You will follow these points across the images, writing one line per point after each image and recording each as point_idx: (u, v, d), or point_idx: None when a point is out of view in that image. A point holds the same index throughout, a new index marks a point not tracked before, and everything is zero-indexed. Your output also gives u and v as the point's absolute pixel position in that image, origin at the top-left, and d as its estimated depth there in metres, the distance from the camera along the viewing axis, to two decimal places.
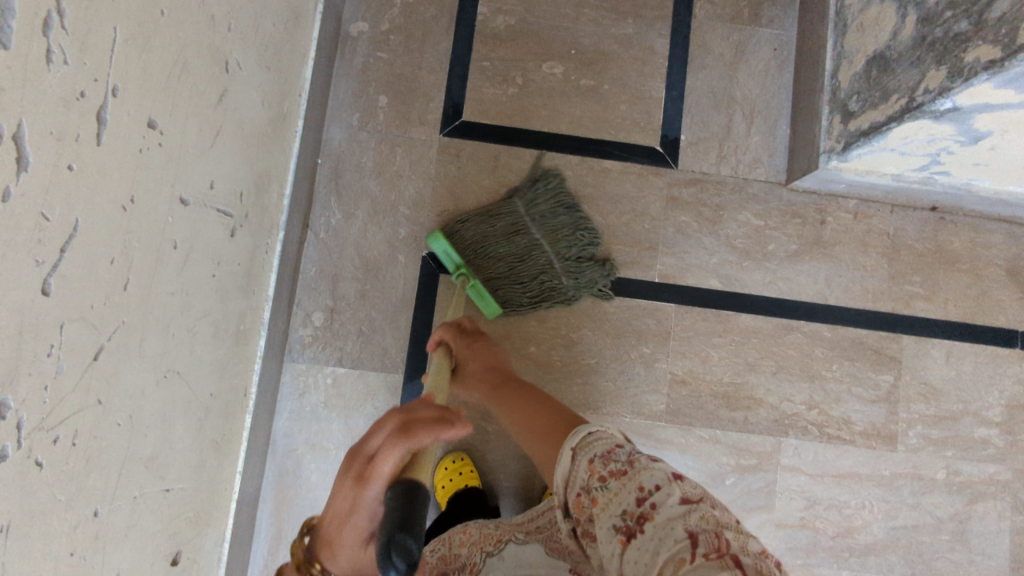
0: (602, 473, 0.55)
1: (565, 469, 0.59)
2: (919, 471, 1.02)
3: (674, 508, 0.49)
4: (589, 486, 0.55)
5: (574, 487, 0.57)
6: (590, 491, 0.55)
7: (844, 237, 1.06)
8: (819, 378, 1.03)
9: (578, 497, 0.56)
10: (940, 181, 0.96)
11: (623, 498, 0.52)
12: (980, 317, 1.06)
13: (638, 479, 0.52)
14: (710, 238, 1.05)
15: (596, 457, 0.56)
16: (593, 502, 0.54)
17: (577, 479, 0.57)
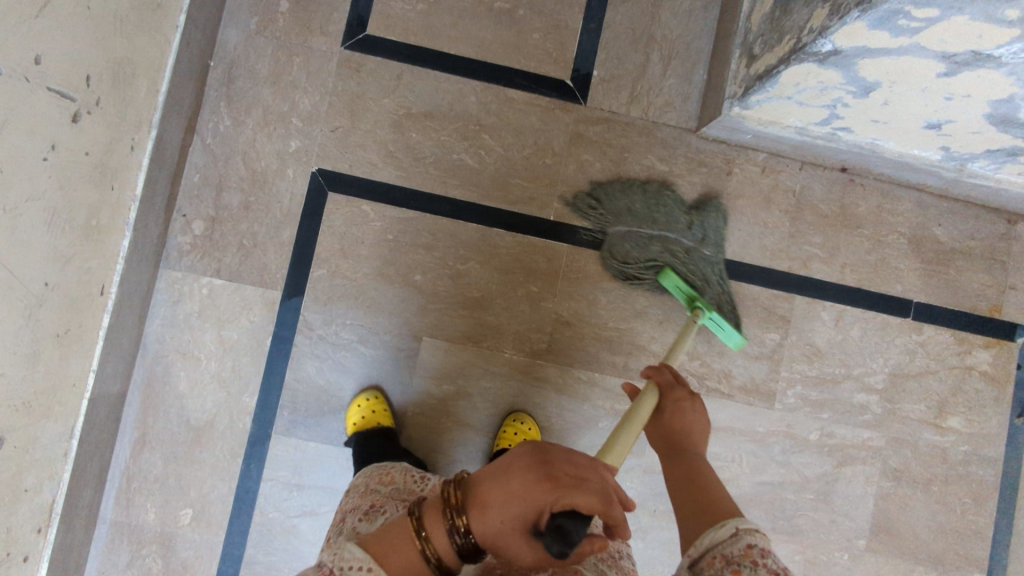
0: (755, 557, 0.51)
1: (720, 536, 0.54)
2: (792, 430, 1.03)
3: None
4: (736, 559, 0.51)
5: (712, 548, 0.53)
6: (732, 563, 0.51)
7: (748, 191, 1.04)
8: (705, 330, 1.03)
9: (715, 558, 0.52)
10: (843, 138, 0.93)
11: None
12: (877, 284, 1.05)
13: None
14: (611, 180, 1.03)
15: (756, 545, 0.52)
16: (733, 571, 0.50)
17: (724, 545, 0.53)
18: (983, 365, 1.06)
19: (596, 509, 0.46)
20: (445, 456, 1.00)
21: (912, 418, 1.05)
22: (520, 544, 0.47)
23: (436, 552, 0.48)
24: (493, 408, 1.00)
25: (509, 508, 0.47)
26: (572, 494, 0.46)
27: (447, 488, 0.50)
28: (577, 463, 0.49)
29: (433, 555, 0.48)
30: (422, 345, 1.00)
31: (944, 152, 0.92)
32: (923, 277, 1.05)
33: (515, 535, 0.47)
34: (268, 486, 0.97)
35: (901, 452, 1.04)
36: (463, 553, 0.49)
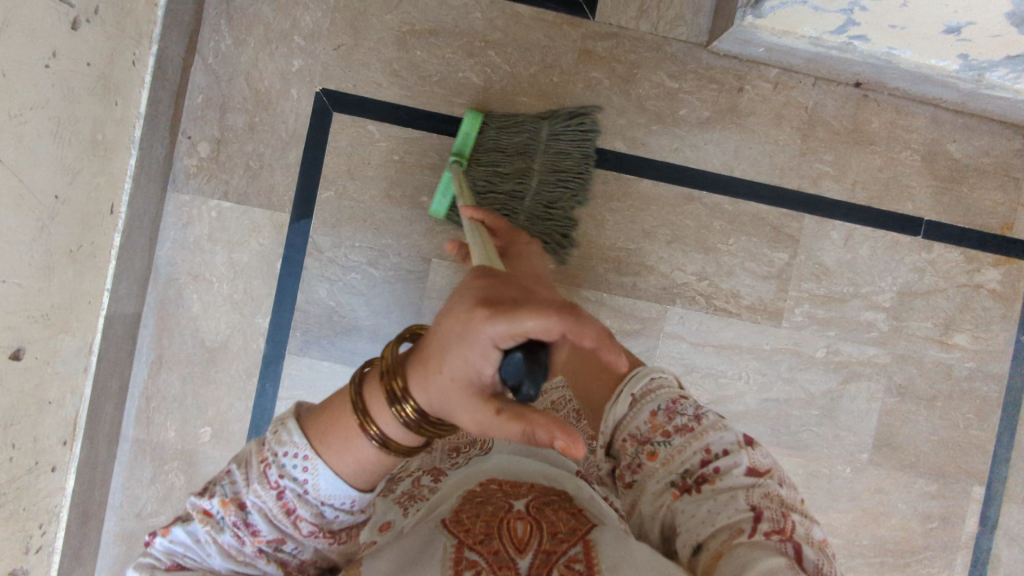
0: (665, 428, 0.59)
1: (622, 413, 0.63)
2: (799, 348, 1.04)
3: (738, 479, 0.53)
4: (647, 437, 0.59)
5: (622, 429, 0.62)
6: (646, 443, 0.59)
7: (760, 108, 1.02)
8: (713, 250, 1.03)
9: (626, 440, 0.61)
10: (859, 49, 0.91)
11: (688, 458, 0.56)
12: (888, 202, 1.04)
13: (707, 442, 0.57)
14: (620, 98, 1.01)
15: (660, 409, 0.61)
16: (649, 454, 0.59)
17: (632, 425, 0.61)
18: (991, 283, 1.06)
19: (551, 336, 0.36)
20: None
21: (919, 336, 1.05)
22: (463, 405, 0.41)
23: (383, 432, 0.45)
24: None
25: (451, 358, 0.41)
26: (502, 325, 0.37)
27: (387, 352, 0.46)
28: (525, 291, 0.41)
29: (381, 438, 0.45)
30: (430, 266, 1.00)
31: (961, 61, 0.89)
32: (935, 195, 1.05)
33: (458, 394, 0.41)
34: (284, 405, 1.00)
35: (907, 370, 1.06)
36: (415, 429, 0.45)
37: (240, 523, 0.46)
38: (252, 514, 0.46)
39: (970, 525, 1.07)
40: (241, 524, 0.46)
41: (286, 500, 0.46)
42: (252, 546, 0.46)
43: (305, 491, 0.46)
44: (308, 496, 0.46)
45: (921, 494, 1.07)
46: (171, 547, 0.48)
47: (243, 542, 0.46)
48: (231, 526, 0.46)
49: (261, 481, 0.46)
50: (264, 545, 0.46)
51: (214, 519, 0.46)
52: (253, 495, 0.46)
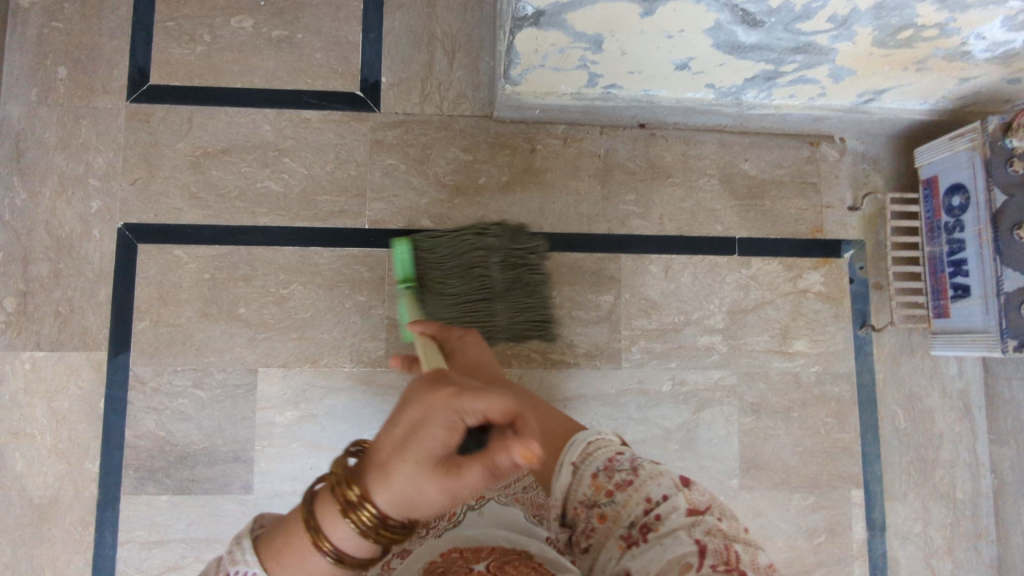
0: (609, 486, 0.54)
1: (565, 481, 0.56)
2: (643, 385, 1.05)
3: (678, 520, 0.49)
4: (593, 500, 0.54)
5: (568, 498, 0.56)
6: (594, 505, 0.54)
7: (555, 163, 1.07)
8: (539, 305, 1.04)
9: (577, 509, 0.55)
10: (618, 95, 0.97)
11: (632, 508, 0.52)
12: (697, 229, 1.08)
13: (645, 489, 0.52)
14: (418, 179, 1.05)
15: (598, 470, 0.55)
16: (598, 516, 0.53)
17: (577, 493, 0.55)
18: (816, 285, 1.09)
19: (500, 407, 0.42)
20: (303, 480, 0.98)
21: (759, 350, 1.06)
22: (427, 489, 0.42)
23: (335, 546, 0.45)
24: (343, 424, 1.00)
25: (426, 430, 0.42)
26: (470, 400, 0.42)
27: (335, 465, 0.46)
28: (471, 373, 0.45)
29: (336, 552, 0.45)
30: (257, 375, 1.00)
31: (712, 90, 0.95)
32: (740, 213, 1.09)
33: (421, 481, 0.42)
34: (125, 549, 0.95)
35: (755, 387, 1.06)
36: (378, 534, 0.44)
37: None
38: None
39: (859, 532, 1.05)
40: None
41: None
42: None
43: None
44: None
45: (800, 510, 1.04)
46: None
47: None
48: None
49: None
50: None
51: None
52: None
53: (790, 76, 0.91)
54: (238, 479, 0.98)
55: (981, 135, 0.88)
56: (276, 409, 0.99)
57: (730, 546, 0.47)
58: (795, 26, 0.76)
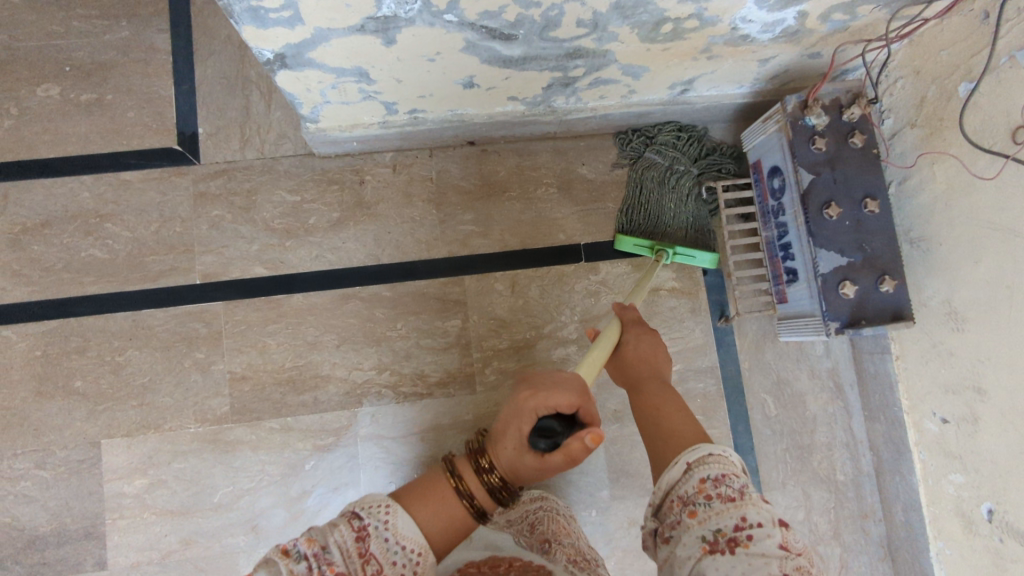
0: (711, 494, 0.53)
1: (673, 477, 0.56)
2: (502, 407, 1.02)
3: (772, 550, 0.49)
4: (689, 499, 0.53)
5: (670, 490, 0.55)
6: (689, 503, 0.53)
7: (386, 193, 1.04)
8: (384, 340, 1.02)
9: (673, 502, 0.54)
10: (426, 118, 0.95)
11: (724, 519, 0.51)
12: (540, 241, 1.06)
13: (745, 511, 0.51)
14: (246, 226, 1.03)
15: (709, 477, 0.54)
16: (690, 513, 0.52)
17: (678, 489, 0.55)
18: (669, 282, 1.06)
19: (571, 401, 0.62)
20: (157, 550, 0.96)
21: None
22: (528, 453, 0.60)
23: (471, 491, 0.60)
24: (192, 487, 0.98)
25: (557, 401, 0.61)
26: (546, 396, 0.61)
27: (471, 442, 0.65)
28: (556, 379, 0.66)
29: (470, 499, 0.60)
30: (100, 448, 0.97)
31: (518, 101, 0.93)
32: (582, 219, 1.07)
33: (524, 451, 0.60)
34: None
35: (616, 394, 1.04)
36: (497, 494, 0.61)
37: (321, 558, 0.50)
38: (331, 551, 0.51)
39: None
40: (321, 557, 0.50)
41: (364, 542, 0.53)
42: None
43: (385, 533, 0.54)
44: (385, 534, 0.54)
45: None
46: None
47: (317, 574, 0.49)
48: (309, 558, 0.50)
49: (346, 525, 0.53)
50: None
51: (294, 554, 0.50)
52: (339, 534, 0.52)
53: (586, 80, 0.89)
54: (90, 556, 0.96)
55: (783, 115, 0.86)
56: (123, 481, 0.97)
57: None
58: (549, 34, 0.74)
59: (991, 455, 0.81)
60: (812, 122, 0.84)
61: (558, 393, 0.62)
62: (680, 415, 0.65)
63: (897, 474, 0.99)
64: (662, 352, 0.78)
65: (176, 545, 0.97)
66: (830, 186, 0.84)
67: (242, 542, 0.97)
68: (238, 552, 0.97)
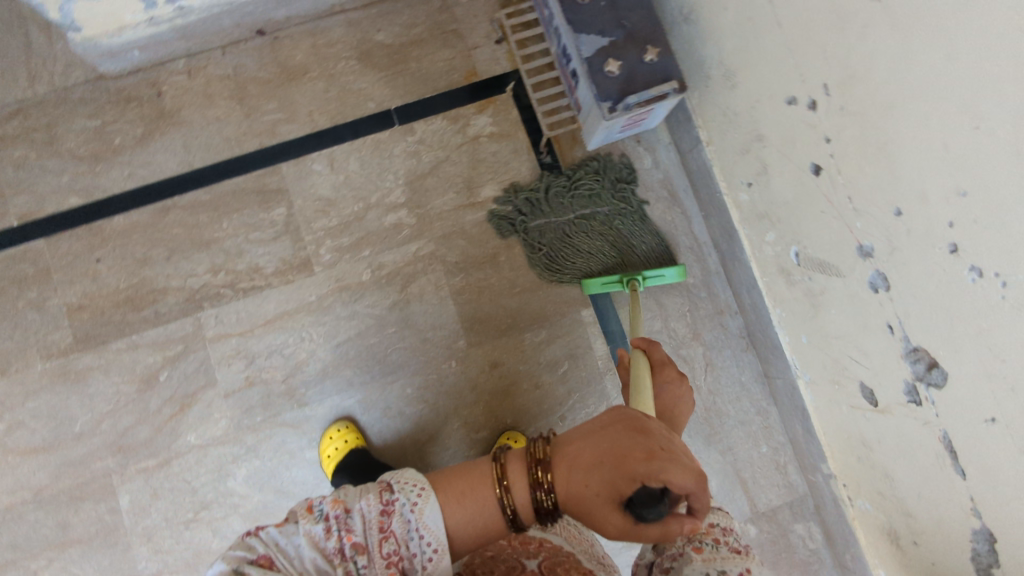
0: (713, 535, 0.52)
1: None
2: (344, 282, 1.03)
3: None
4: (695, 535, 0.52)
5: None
6: (694, 539, 0.52)
7: (185, 99, 1.04)
8: (214, 242, 1.02)
9: None
10: (191, 6, 0.92)
11: (728, 564, 0.50)
12: (350, 114, 1.06)
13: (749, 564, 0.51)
14: (53, 161, 1.02)
15: (716, 524, 0.53)
16: (694, 548, 0.51)
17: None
18: (485, 129, 1.07)
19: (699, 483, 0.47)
20: (29, 488, 0.97)
21: (449, 211, 1.05)
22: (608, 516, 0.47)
23: (516, 505, 0.50)
24: (51, 421, 0.98)
25: (678, 478, 0.46)
26: (677, 469, 0.46)
27: (534, 444, 0.52)
28: (671, 438, 0.50)
29: (513, 511, 0.50)
30: None
31: None
32: (388, 84, 1.06)
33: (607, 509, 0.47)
34: None
35: (455, 246, 1.05)
36: (544, 512, 0.50)
37: (341, 522, 0.47)
38: (353, 518, 0.47)
39: (601, 348, 1.05)
40: (341, 522, 0.47)
41: (387, 518, 0.48)
42: (337, 546, 0.46)
43: (410, 516, 0.48)
44: (410, 517, 0.48)
45: (536, 348, 1.04)
46: (274, 537, 0.47)
47: (331, 539, 0.46)
48: (329, 520, 0.47)
49: (374, 494, 0.48)
50: (348, 549, 0.46)
51: (316, 514, 0.47)
52: (363, 502, 0.48)
53: None
54: None
55: None
56: None
57: None
58: None
59: (782, 198, 0.83)
60: None
61: (684, 468, 0.47)
62: None
63: (734, 258, 1.01)
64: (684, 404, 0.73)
65: (47, 480, 0.97)
66: None
67: (111, 463, 0.98)
68: (111, 474, 0.98)
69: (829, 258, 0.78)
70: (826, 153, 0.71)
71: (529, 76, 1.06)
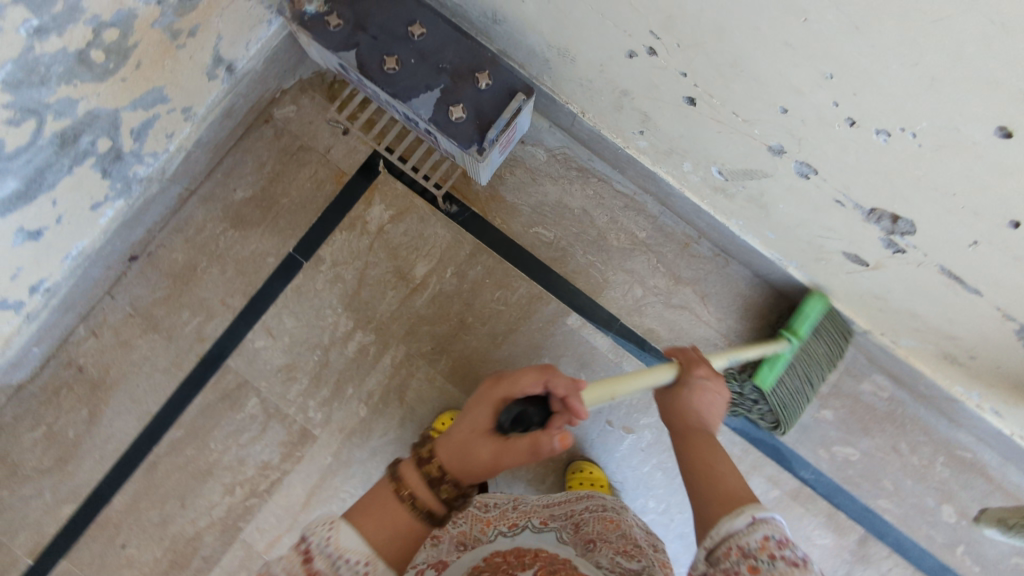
0: (771, 552, 0.43)
1: (730, 524, 0.46)
2: (347, 427, 1.01)
3: None
4: (751, 553, 0.44)
5: (729, 539, 0.46)
6: (749, 558, 0.44)
7: (106, 358, 1.01)
8: (214, 465, 1.00)
9: (731, 550, 0.45)
10: (55, 282, 0.88)
11: None
12: (258, 279, 1.03)
13: None
14: (26, 486, 0.99)
15: (773, 536, 0.44)
16: (750, 568, 0.43)
17: (739, 541, 0.45)
18: (384, 216, 1.04)
19: (543, 380, 0.56)
20: None
21: (398, 308, 1.03)
22: (482, 444, 0.52)
23: (415, 496, 0.50)
24: None
25: (527, 383, 0.56)
26: (528, 373, 0.57)
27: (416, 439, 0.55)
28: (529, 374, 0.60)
29: (412, 500, 0.50)
30: None
31: (109, 202, 0.88)
32: (275, 231, 1.04)
33: (476, 439, 0.53)
34: None
35: (423, 335, 1.03)
36: (441, 492, 0.51)
37: None
38: None
39: (603, 341, 1.04)
40: None
41: (311, 564, 0.44)
42: None
43: (328, 550, 0.45)
44: (332, 554, 0.45)
45: None
46: None
47: None
48: None
49: (290, 555, 0.45)
50: None
51: None
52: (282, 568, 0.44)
53: (126, 140, 0.82)
54: None
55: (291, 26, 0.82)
56: None
57: None
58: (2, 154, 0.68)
59: (676, 133, 0.81)
60: (312, 10, 0.80)
61: (526, 373, 0.57)
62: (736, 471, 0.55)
63: (668, 195, 0.99)
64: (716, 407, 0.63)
65: None
66: (375, 45, 0.81)
67: None
68: None
69: (750, 165, 0.76)
70: (690, 85, 0.69)
71: (393, 150, 1.04)
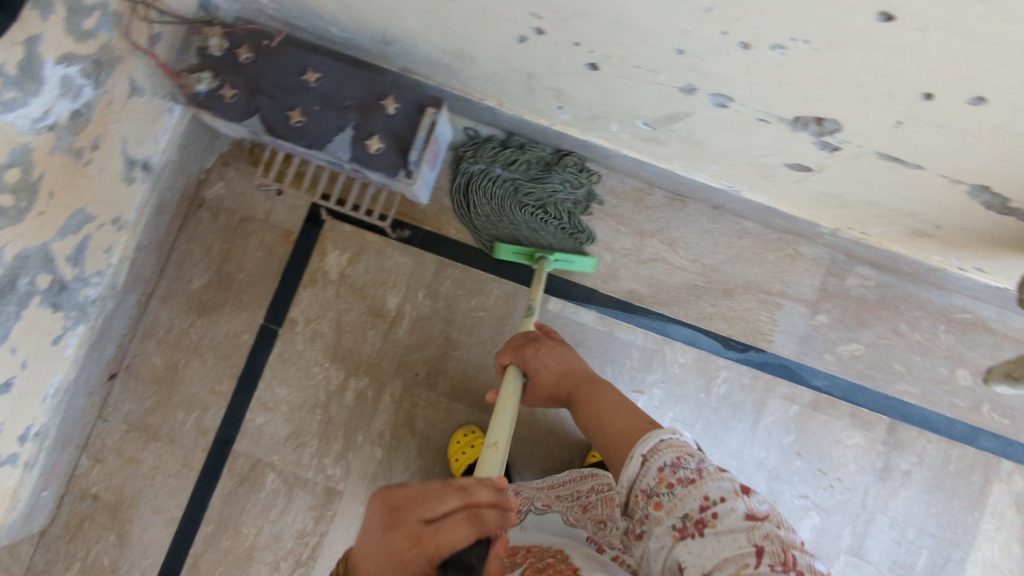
0: (669, 480, 0.55)
1: (632, 471, 0.57)
2: (369, 473, 1.01)
3: (739, 523, 0.50)
4: (653, 490, 0.55)
5: (634, 486, 0.57)
6: (653, 495, 0.55)
7: (117, 479, 1.01)
8: (252, 548, 1.00)
9: (638, 494, 0.56)
10: (41, 425, 0.87)
11: (687, 502, 0.53)
12: (240, 358, 1.03)
13: (705, 489, 0.53)
14: None
15: (666, 464, 0.56)
16: (655, 505, 0.55)
17: (642, 482, 0.56)
18: (341, 261, 1.04)
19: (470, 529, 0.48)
20: None
21: (383, 344, 1.03)
22: None
23: None
24: None
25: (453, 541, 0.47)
26: (449, 531, 0.47)
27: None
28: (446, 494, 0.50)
29: None
30: None
31: (70, 331, 0.87)
32: (242, 308, 1.03)
33: None
34: None
35: (414, 363, 1.03)
36: None
37: None
38: None
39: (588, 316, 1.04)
40: None
41: None
42: None
43: None
44: None
45: None
46: None
47: None
48: None
49: None
50: None
51: None
52: None
53: (65, 268, 0.82)
54: None
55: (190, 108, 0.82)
56: None
57: (790, 552, 0.47)
58: None
59: (592, 99, 0.81)
60: (203, 89, 0.79)
61: (449, 527, 0.48)
62: (623, 413, 0.68)
63: (607, 157, 0.99)
64: (563, 356, 0.80)
65: None
66: (276, 103, 0.80)
67: None
68: None
69: (670, 110, 0.76)
70: (588, 53, 0.69)
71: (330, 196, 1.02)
